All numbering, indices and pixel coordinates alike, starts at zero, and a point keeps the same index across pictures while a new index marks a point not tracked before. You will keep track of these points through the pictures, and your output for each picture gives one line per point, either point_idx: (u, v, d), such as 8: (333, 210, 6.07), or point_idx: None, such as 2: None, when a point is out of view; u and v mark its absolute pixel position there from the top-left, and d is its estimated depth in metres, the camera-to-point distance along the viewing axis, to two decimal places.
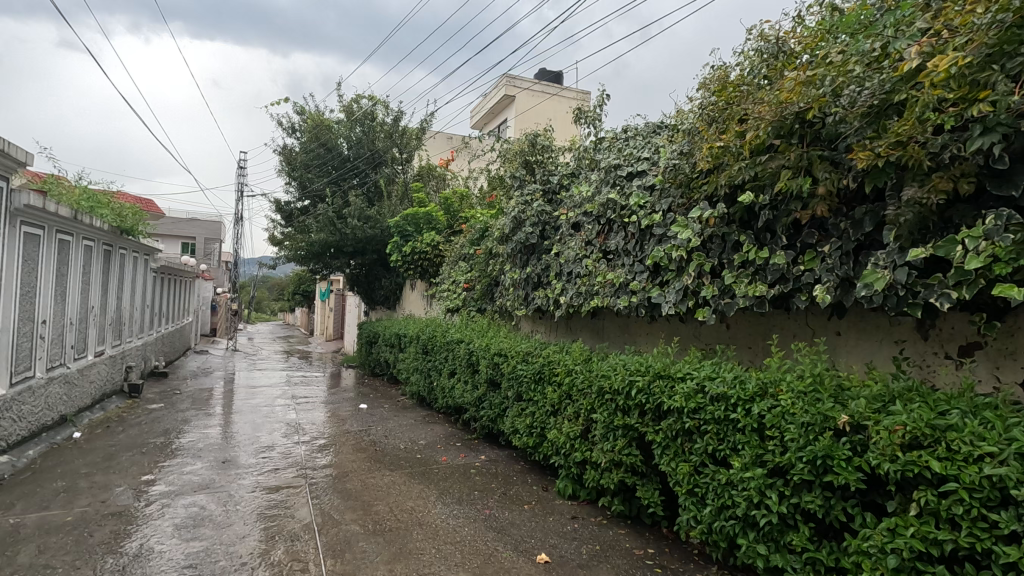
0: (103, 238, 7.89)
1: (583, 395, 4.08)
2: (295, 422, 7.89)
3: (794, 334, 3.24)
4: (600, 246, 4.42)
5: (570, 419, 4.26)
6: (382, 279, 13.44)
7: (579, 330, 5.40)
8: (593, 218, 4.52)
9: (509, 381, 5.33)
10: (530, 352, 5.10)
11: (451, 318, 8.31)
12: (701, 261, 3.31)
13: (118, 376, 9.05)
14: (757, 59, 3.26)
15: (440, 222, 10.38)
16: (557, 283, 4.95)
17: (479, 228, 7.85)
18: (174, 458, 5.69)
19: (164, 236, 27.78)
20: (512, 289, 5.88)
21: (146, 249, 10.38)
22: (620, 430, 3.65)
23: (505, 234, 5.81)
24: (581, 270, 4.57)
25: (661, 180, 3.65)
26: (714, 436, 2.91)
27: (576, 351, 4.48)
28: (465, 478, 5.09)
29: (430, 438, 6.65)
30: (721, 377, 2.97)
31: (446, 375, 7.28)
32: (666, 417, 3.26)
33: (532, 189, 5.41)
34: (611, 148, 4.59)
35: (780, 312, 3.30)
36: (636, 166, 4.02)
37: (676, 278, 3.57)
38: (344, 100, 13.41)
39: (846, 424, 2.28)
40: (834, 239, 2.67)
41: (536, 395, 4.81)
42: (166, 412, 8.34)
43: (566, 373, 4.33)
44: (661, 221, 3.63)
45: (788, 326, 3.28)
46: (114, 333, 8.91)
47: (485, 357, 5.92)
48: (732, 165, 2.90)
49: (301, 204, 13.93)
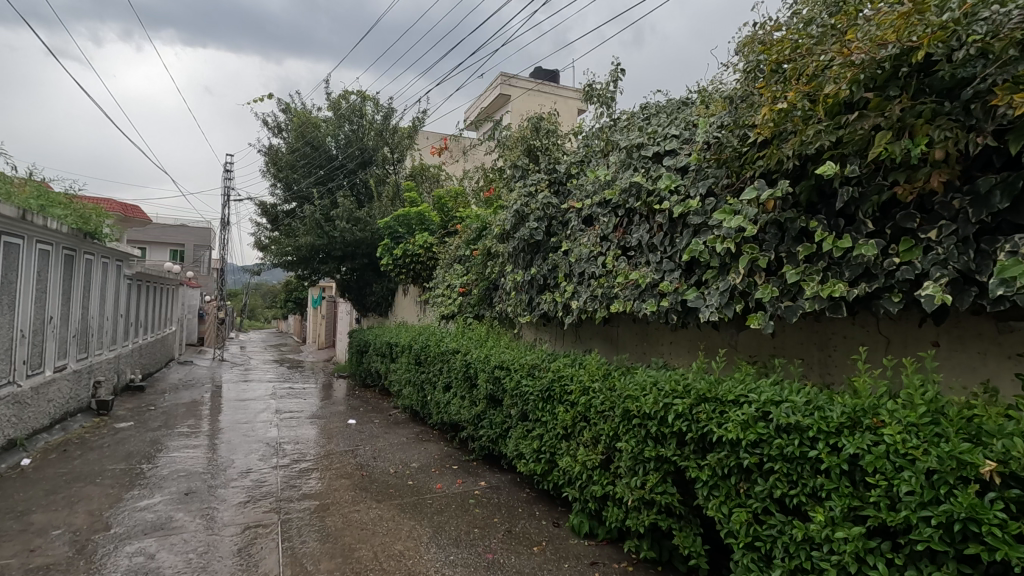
0: (63, 241, 7.22)
1: (604, 418, 3.43)
2: (276, 441, 7.20)
3: (864, 343, 2.66)
4: (618, 242, 3.79)
5: (587, 446, 3.61)
6: (374, 284, 12.79)
7: (590, 339, 4.81)
8: (610, 210, 3.90)
9: (513, 398, 4.67)
10: (536, 365, 4.44)
11: (445, 325, 7.68)
12: (754, 256, 2.67)
13: (84, 393, 8.35)
14: (821, 5, 2.67)
15: (434, 223, 9.73)
16: (567, 286, 4.31)
17: (477, 226, 7.21)
18: (130, 490, 4.99)
19: (151, 243, 27.02)
20: (514, 294, 5.23)
21: (118, 255, 9.71)
22: (652, 463, 2.99)
23: (506, 231, 5.17)
24: (597, 269, 3.93)
25: (699, 159, 3.01)
26: (783, 478, 2.27)
27: (591, 364, 3.84)
28: (462, 511, 4.41)
29: (423, 460, 5.99)
30: (790, 401, 2.33)
31: (441, 388, 6.62)
32: (714, 449, 2.62)
33: (536, 179, 4.77)
34: (628, 127, 3.95)
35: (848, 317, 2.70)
36: (662, 146, 3.39)
37: (720, 278, 2.93)
38: (331, 97, 12.76)
39: (992, 474, 1.66)
40: (945, 222, 2.04)
41: (545, 415, 4.16)
42: (135, 432, 7.64)
43: (582, 391, 3.68)
44: (699, 209, 2.98)
45: (855, 334, 2.70)
46: (79, 346, 8.22)
47: (484, 370, 5.27)
48: (803, 132, 2.26)
49: (287, 206, 13.26)
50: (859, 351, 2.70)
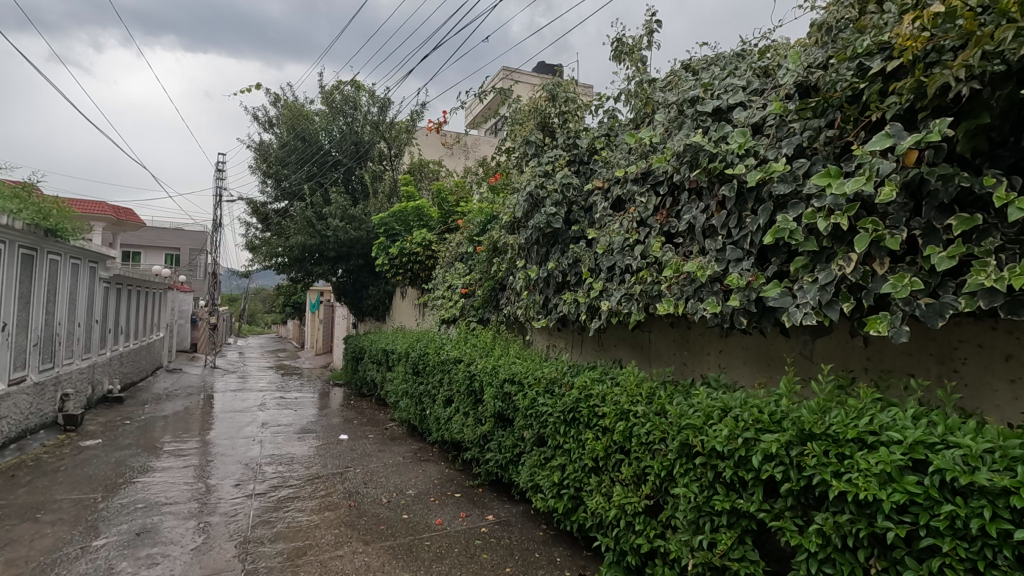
0: (19, 238, 6.47)
1: (652, 453, 2.66)
2: (256, 462, 6.42)
3: (1010, 354, 1.97)
4: (661, 227, 3.07)
5: (628, 484, 2.83)
6: (370, 286, 12.02)
7: (615, 346, 4.09)
8: (650, 187, 3.18)
9: (527, 419, 3.89)
10: (555, 380, 3.66)
11: (446, 330, 6.91)
12: (879, 233, 1.90)
13: (49, 408, 7.59)
14: None
15: (433, 219, 8.96)
16: (594, 283, 3.53)
17: (481, 220, 6.43)
18: (73, 530, 4.21)
19: (145, 248, 26.27)
20: (526, 294, 4.45)
21: (90, 255, 8.96)
22: (723, 517, 2.22)
23: (517, 219, 4.40)
24: (633, 261, 3.17)
25: (784, 108, 2.26)
26: (957, 565, 1.51)
27: (629, 379, 3.08)
28: (466, 557, 3.61)
29: (421, 486, 5.20)
30: (959, 446, 1.57)
31: (441, 402, 5.85)
32: (827, 507, 1.85)
33: (553, 157, 4.04)
34: (671, 85, 3.20)
35: (987, 317, 2.01)
36: (725, 99, 2.61)
37: (815, 267, 2.17)
38: (324, 89, 12.01)
39: None
40: None
41: (569, 443, 3.37)
42: (101, 452, 6.86)
43: (619, 414, 2.90)
44: (787, 173, 2.21)
45: (997, 343, 2.00)
46: (43, 356, 7.47)
47: (491, 384, 4.49)
48: (985, 38, 1.52)
49: (278, 205, 12.61)
50: (1001, 364, 2.01)
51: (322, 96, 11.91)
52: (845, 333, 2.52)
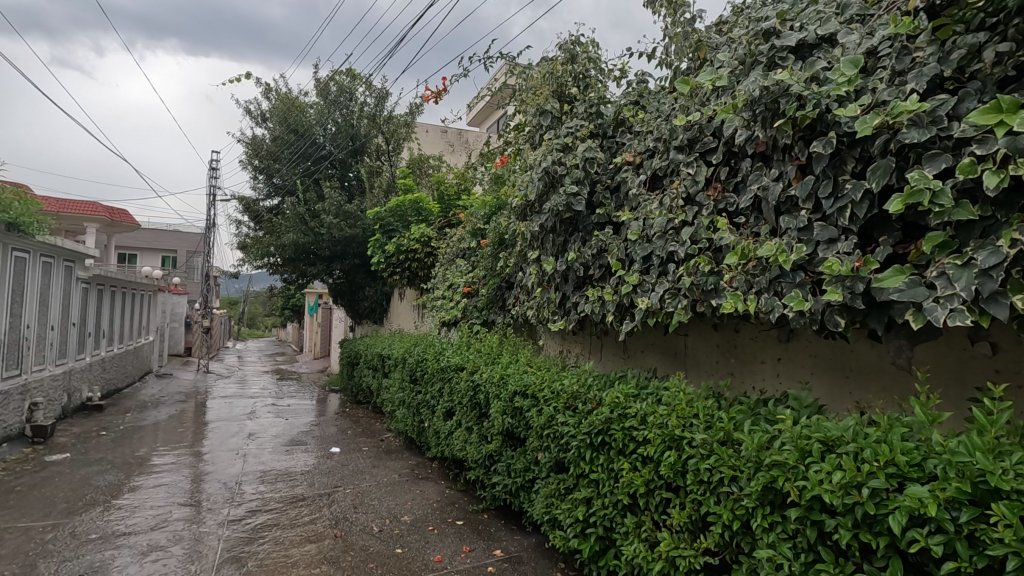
0: None
1: (715, 495, 2.03)
2: (237, 480, 5.79)
3: None
4: (715, 204, 2.45)
5: (679, 533, 2.21)
6: (367, 287, 11.42)
7: (642, 352, 3.49)
8: (699, 156, 2.56)
9: (544, 441, 3.25)
10: (577, 394, 3.02)
11: (447, 334, 6.29)
12: None
13: (13, 419, 6.95)
14: None
15: (432, 214, 8.33)
16: (625, 276, 2.90)
17: (485, 212, 5.80)
18: (8, 569, 3.58)
19: (141, 250, 25.63)
20: (539, 291, 3.84)
21: (64, 253, 8.33)
22: None
23: (530, 203, 3.77)
24: (679, 247, 2.55)
25: (915, 22, 1.65)
26: None
27: (676, 395, 2.45)
28: None
29: (418, 510, 4.58)
30: None
31: (440, 414, 5.23)
32: None
33: (573, 127, 3.42)
34: (726, 25, 2.57)
35: None
36: (812, 30, 1.97)
37: (966, 245, 1.55)
38: (318, 78, 11.37)
39: None
40: None
41: (597, 472, 2.74)
42: (66, 468, 6.22)
43: (667, 440, 2.27)
44: (922, 113, 1.60)
45: None
46: (7, 362, 6.84)
47: (499, 395, 3.86)
48: None
49: (270, 202, 11.99)
50: None
51: (316, 87, 11.29)
52: (961, 338, 1.93)
